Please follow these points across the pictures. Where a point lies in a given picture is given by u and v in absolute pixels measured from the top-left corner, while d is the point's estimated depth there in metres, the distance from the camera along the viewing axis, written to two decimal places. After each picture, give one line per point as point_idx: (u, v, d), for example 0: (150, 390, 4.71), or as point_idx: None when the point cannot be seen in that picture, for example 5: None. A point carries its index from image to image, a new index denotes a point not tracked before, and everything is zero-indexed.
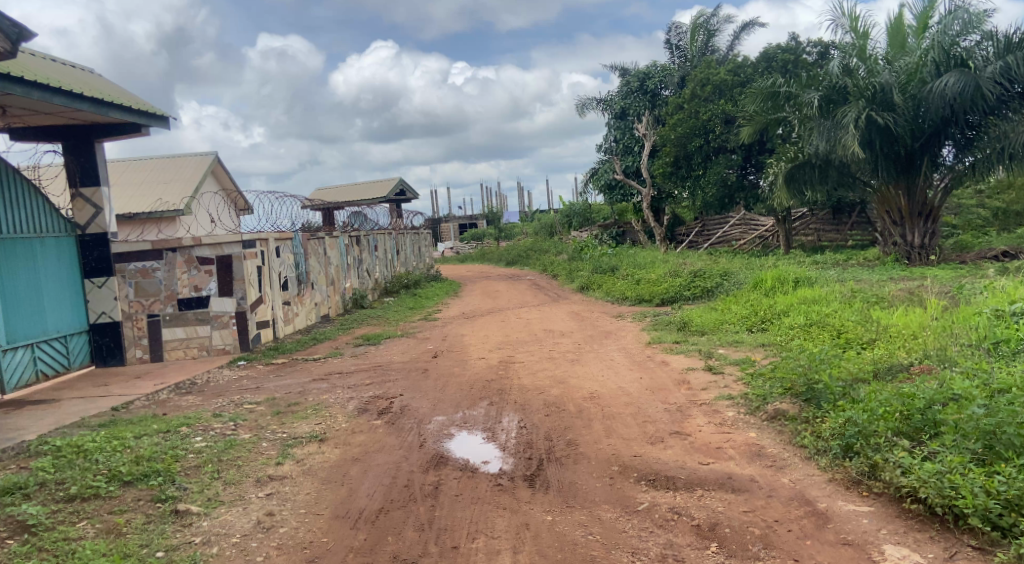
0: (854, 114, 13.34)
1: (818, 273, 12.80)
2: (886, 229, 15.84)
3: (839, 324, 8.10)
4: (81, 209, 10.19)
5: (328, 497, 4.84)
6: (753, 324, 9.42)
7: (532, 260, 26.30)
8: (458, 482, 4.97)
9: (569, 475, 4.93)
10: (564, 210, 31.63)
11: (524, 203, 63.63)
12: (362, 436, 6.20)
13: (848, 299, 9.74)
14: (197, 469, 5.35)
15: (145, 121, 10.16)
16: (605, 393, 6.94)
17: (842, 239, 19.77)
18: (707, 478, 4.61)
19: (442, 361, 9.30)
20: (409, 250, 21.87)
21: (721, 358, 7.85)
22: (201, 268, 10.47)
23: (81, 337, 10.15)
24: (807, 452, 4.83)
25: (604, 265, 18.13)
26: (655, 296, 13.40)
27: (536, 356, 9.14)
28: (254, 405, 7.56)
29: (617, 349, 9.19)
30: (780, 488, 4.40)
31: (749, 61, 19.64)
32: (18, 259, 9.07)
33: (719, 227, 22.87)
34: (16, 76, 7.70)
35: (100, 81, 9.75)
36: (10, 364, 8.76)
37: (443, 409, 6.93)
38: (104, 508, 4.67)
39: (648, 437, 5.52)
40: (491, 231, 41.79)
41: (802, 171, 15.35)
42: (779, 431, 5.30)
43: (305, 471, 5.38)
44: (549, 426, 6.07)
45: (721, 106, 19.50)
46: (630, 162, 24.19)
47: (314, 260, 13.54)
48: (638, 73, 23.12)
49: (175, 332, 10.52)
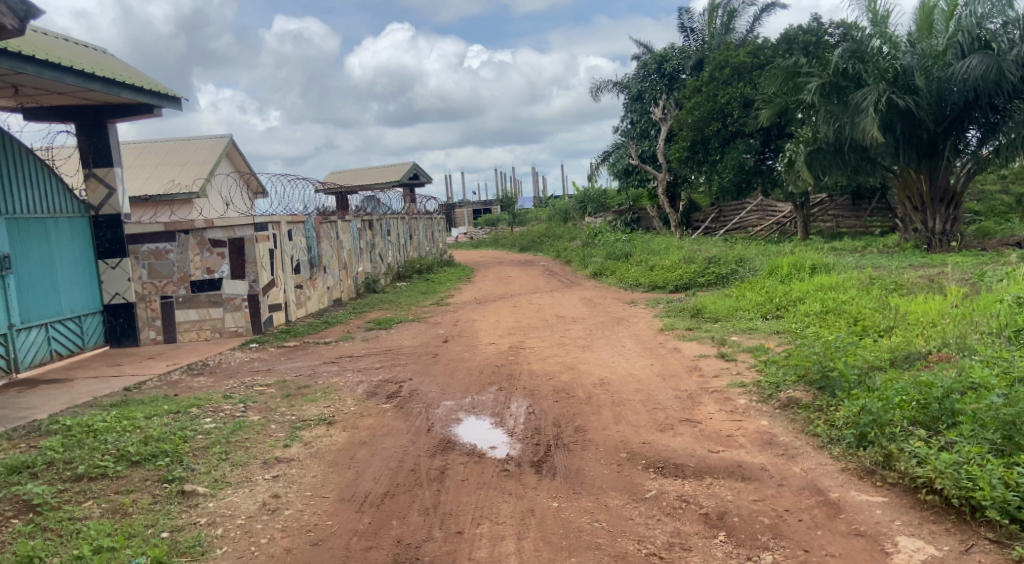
0: (874, 96, 13.15)
1: (835, 259, 12.63)
2: (906, 216, 15.51)
3: (856, 312, 7.98)
4: (94, 190, 10.22)
5: (333, 480, 4.81)
6: (767, 310, 9.31)
7: (545, 246, 26.19)
8: (464, 467, 4.93)
9: (576, 461, 4.88)
10: (579, 196, 31.46)
11: (539, 189, 63.43)
12: (370, 419, 6.19)
13: (866, 286, 9.60)
14: (205, 450, 5.36)
15: (158, 103, 10.15)
16: (615, 380, 6.89)
17: (862, 226, 19.46)
18: (716, 467, 4.53)
19: (452, 346, 9.26)
20: (423, 235, 21.84)
21: (735, 345, 7.76)
22: (214, 250, 10.48)
23: (95, 317, 10.22)
24: (819, 441, 4.73)
25: (617, 251, 17.97)
26: (668, 283, 13.26)
27: (547, 342, 9.09)
28: (264, 388, 7.58)
29: (629, 336, 9.13)
30: (791, 477, 4.32)
31: (769, 44, 19.44)
32: (32, 240, 9.11)
33: (736, 213, 22.57)
34: (28, 56, 7.70)
35: (113, 62, 9.74)
36: (24, 343, 8.83)
37: (453, 393, 6.89)
38: (111, 488, 4.67)
39: (657, 424, 5.45)
40: (505, 217, 41.66)
41: (820, 156, 15.12)
42: (791, 419, 5.22)
43: (312, 453, 5.37)
44: (557, 412, 6.02)
45: (739, 89, 19.32)
46: (646, 146, 23.97)
47: (327, 244, 13.52)
48: (655, 57, 22.75)
49: (188, 314, 10.58)
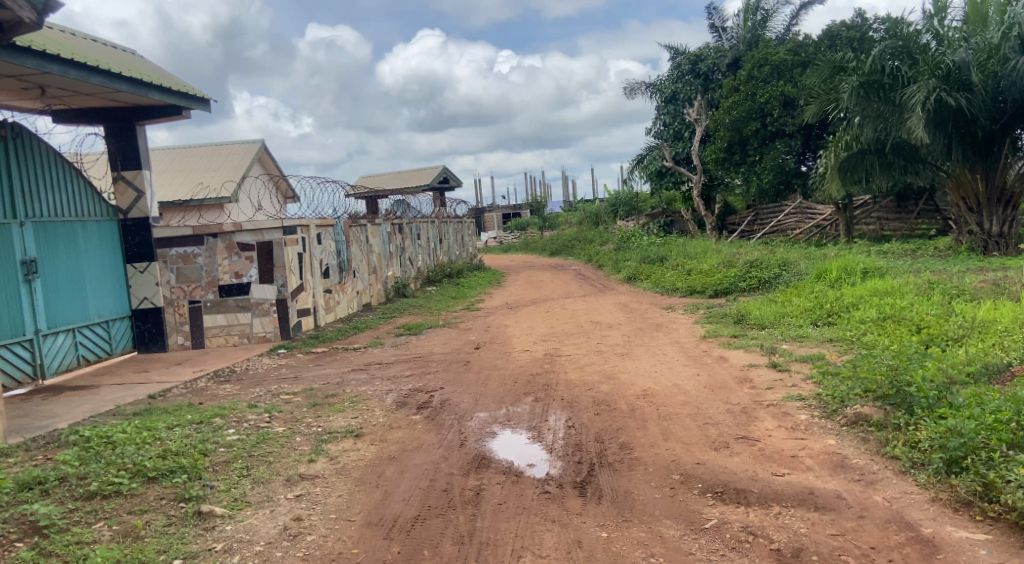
0: (923, 94, 12.33)
1: (886, 263, 12.01)
2: (961, 217, 14.83)
3: (918, 319, 7.47)
4: (123, 194, 10.06)
5: (360, 501, 4.45)
6: (818, 317, 8.77)
7: (577, 250, 25.71)
8: (502, 488, 4.53)
9: (624, 483, 4.46)
10: (610, 199, 30.93)
11: (569, 193, 62.84)
12: (400, 432, 5.82)
13: (925, 291, 9.02)
14: (225, 465, 5.04)
15: (187, 105, 9.92)
16: (660, 391, 6.44)
17: (908, 228, 18.70)
18: (785, 493, 4.07)
19: (484, 354, 8.86)
20: (452, 239, 21.53)
21: (787, 354, 7.26)
22: (242, 254, 10.24)
23: (123, 322, 10.05)
24: (900, 465, 4.28)
25: (652, 255, 17.46)
26: (708, 287, 12.71)
27: (583, 349, 8.65)
28: (291, 396, 7.27)
29: (671, 343, 8.65)
30: (874, 508, 3.85)
31: (810, 41, 18.93)
32: (60, 244, 8.94)
33: (774, 216, 21.65)
34: (53, 54, 7.49)
35: (141, 63, 9.53)
36: (50, 349, 8.65)
37: (486, 404, 6.50)
38: (124, 507, 4.36)
39: (710, 442, 5.01)
40: (534, 221, 41.21)
41: (862, 160, 14.52)
42: (862, 438, 4.77)
43: (338, 470, 5.00)
44: (600, 427, 5.58)
45: (779, 88, 18.73)
46: (680, 148, 23.36)
47: (356, 247, 13.25)
48: (690, 56, 22.25)
49: (216, 319, 10.34)
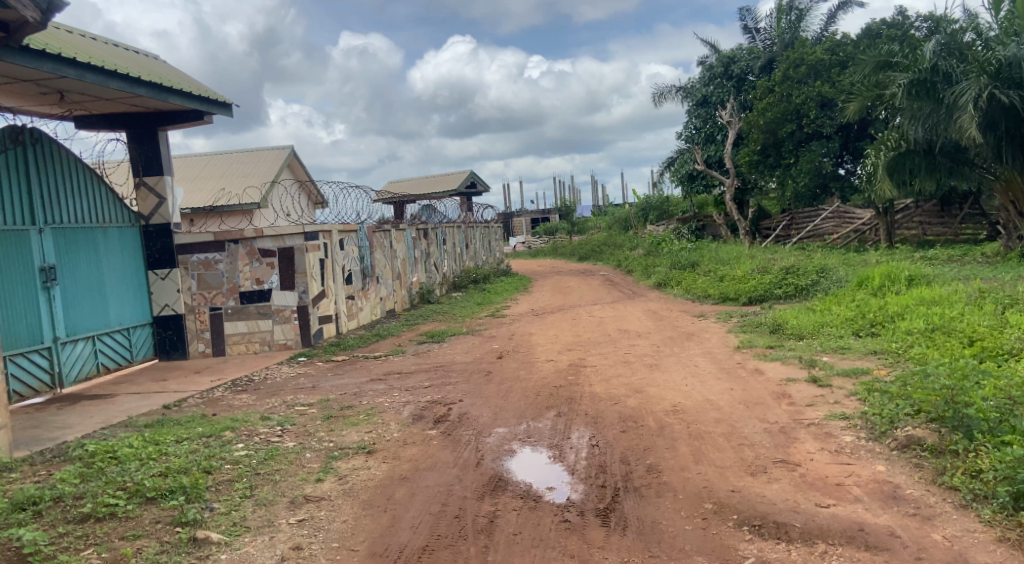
0: (975, 92, 11.75)
1: (931, 269, 11.44)
2: (1010, 221, 14.17)
3: (972, 331, 6.99)
4: (145, 200, 9.92)
5: (367, 527, 4.16)
6: (860, 327, 8.29)
7: (606, 256, 25.28)
8: (518, 515, 4.21)
9: (651, 512, 4.11)
10: (640, 203, 30.41)
11: (598, 198, 62.21)
12: (414, 449, 5.52)
13: (976, 300, 8.50)
14: (229, 485, 4.78)
15: (209, 110, 9.75)
16: (690, 406, 6.05)
17: (952, 233, 17.99)
18: (831, 528, 3.71)
19: (506, 363, 8.53)
20: (479, 244, 21.24)
21: (828, 367, 6.83)
22: (263, 261, 10.06)
23: (144, 330, 9.92)
24: (960, 497, 3.87)
25: (683, 260, 16.98)
26: (741, 294, 12.24)
27: (610, 359, 8.27)
28: (306, 408, 7.02)
29: (702, 354, 8.23)
30: (933, 548, 3.47)
31: (848, 40, 18.41)
32: (80, 251, 8.82)
33: (810, 220, 20.82)
34: (70, 58, 7.32)
35: (162, 68, 9.37)
36: (69, 358, 8.52)
37: (506, 419, 6.16)
38: (117, 532, 4.11)
39: (746, 466, 4.62)
40: (563, 225, 40.71)
41: (908, 160, 13.85)
42: (914, 465, 4.37)
43: (346, 491, 4.70)
44: (626, 446, 5.21)
45: (816, 88, 18.18)
46: (712, 152, 22.78)
47: (380, 253, 13.03)
48: (722, 58, 21.74)
49: (237, 326, 10.17)
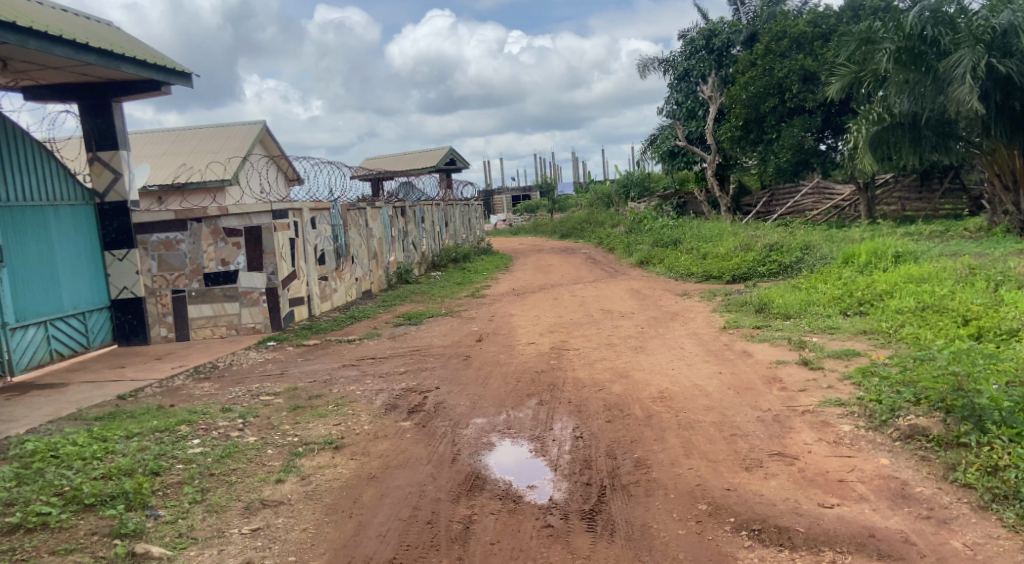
0: (971, 61, 11.38)
1: (916, 246, 11.20)
2: (994, 196, 14.00)
3: (965, 310, 6.72)
4: (99, 175, 9.33)
5: (328, 536, 3.77)
6: (847, 306, 7.99)
7: (587, 234, 24.88)
8: (496, 521, 3.83)
9: (641, 514, 3.75)
10: (621, 180, 29.99)
11: (578, 175, 61.60)
12: (385, 443, 5.12)
13: (965, 277, 8.25)
14: (178, 488, 4.36)
15: (166, 79, 9.13)
16: (678, 393, 5.70)
17: (932, 208, 17.84)
18: (838, 534, 3.39)
19: (485, 347, 8.12)
20: (458, 222, 20.72)
21: (819, 349, 6.51)
22: (229, 240, 9.56)
23: (102, 314, 9.39)
24: (978, 498, 3.57)
25: (665, 238, 16.62)
26: (725, 272, 11.93)
27: (593, 342, 7.89)
28: (271, 397, 6.58)
29: (687, 335, 7.88)
30: (953, 558, 3.16)
31: (832, 12, 17.94)
32: (28, 230, 8.25)
33: (791, 196, 20.64)
34: (10, 22, 6.68)
35: (114, 34, 8.73)
36: (19, 344, 7.99)
37: (484, 409, 5.77)
38: (47, 546, 3.70)
39: (741, 460, 4.29)
40: (543, 202, 40.19)
41: (891, 133, 13.57)
42: (922, 459, 4.06)
43: (308, 494, 4.30)
44: (612, 438, 4.85)
45: (799, 62, 17.80)
46: (693, 127, 22.39)
47: (354, 231, 12.51)
48: (704, 31, 21.19)
49: (201, 310, 9.67)
